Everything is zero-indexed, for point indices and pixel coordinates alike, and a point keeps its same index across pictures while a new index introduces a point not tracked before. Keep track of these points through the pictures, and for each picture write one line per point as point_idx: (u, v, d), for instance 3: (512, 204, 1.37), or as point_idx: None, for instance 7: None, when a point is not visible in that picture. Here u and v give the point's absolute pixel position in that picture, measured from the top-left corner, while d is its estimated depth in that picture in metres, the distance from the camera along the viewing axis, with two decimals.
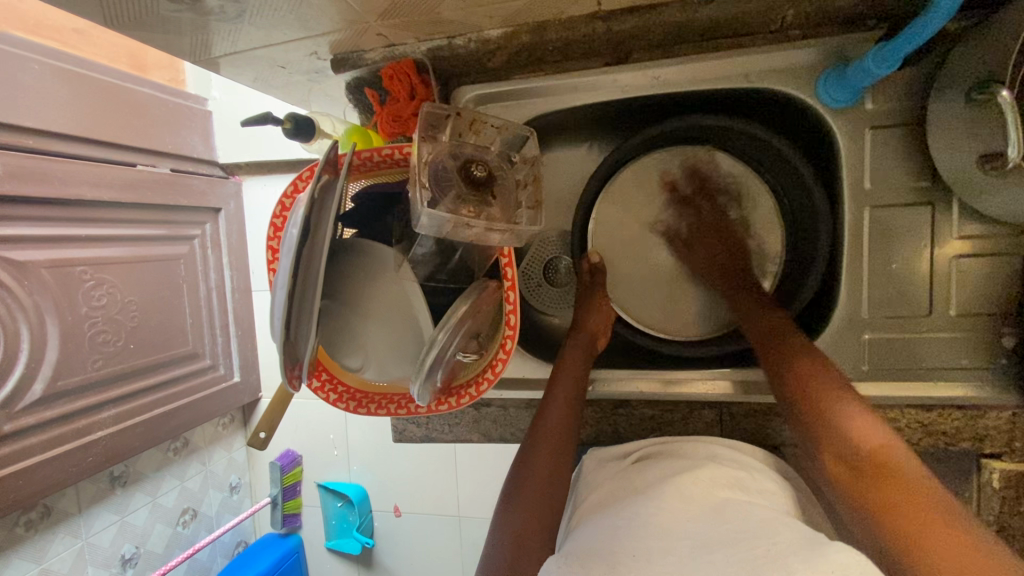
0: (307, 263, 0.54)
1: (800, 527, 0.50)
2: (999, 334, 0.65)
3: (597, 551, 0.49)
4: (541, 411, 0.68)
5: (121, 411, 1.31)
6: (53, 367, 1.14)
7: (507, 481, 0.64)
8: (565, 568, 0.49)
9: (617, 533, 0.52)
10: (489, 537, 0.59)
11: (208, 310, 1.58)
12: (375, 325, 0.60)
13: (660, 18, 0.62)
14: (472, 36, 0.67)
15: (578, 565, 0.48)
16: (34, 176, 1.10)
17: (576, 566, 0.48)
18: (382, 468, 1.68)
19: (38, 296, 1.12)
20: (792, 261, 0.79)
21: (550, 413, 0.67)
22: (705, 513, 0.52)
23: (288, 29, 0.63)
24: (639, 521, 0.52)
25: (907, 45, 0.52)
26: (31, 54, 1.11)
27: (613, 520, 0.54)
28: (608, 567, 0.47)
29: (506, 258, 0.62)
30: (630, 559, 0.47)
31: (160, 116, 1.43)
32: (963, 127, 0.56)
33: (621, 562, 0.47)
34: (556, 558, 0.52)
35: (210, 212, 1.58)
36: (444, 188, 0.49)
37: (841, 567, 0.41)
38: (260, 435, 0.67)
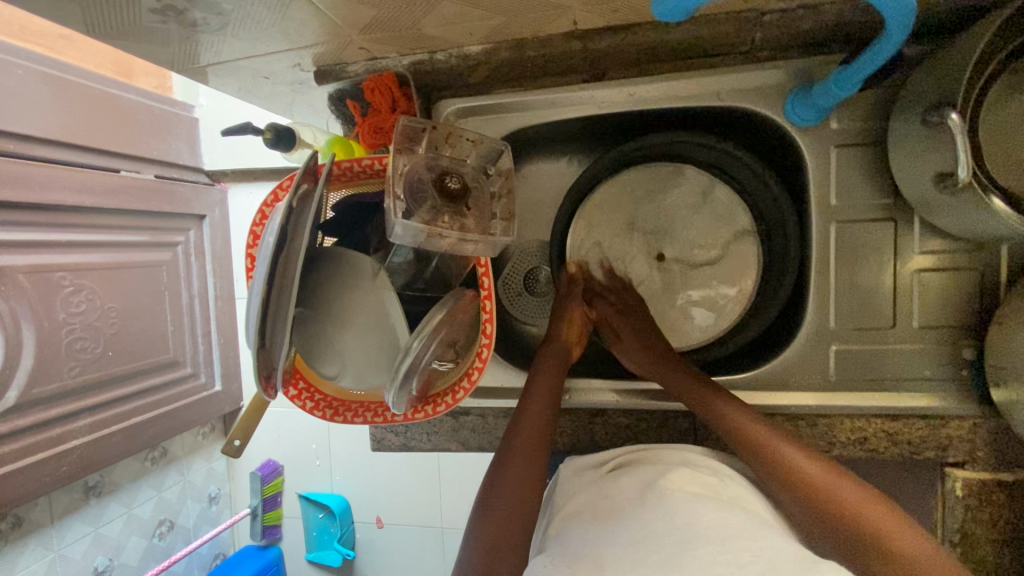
0: (283, 270, 0.55)
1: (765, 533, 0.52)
2: (959, 346, 0.68)
3: (578, 557, 0.50)
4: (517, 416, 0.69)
5: (97, 420, 1.29)
6: (29, 374, 1.12)
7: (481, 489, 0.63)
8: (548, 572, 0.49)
9: (599, 539, 0.53)
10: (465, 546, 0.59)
11: (190, 318, 1.56)
12: (352, 332, 0.61)
13: (634, 38, 0.65)
14: (453, 52, 0.68)
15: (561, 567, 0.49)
16: (15, 181, 1.09)
17: (558, 570, 0.49)
18: (364, 478, 1.67)
19: (15, 302, 1.10)
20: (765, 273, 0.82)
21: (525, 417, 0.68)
22: (687, 517, 0.52)
23: (271, 41, 0.64)
24: (619, 527, 0.54)
25: (865, 68, 0.55)
26: (15, 60, 1.11)
27: (593, 527, 0.56)
28: (591, 569, 0.48)
29: (483, 268, 0.64)
30: (615, 561, 0.48)
31: (146, 123, 1.43)
32: (919, 148, 0.58)
33: (605, 565, 0.48)
34: (540, 563, 0.52)
35: (194, 219, 1.58)
36: (418, 197, 0.50)
37: None
38: (235, 442, 0.67)
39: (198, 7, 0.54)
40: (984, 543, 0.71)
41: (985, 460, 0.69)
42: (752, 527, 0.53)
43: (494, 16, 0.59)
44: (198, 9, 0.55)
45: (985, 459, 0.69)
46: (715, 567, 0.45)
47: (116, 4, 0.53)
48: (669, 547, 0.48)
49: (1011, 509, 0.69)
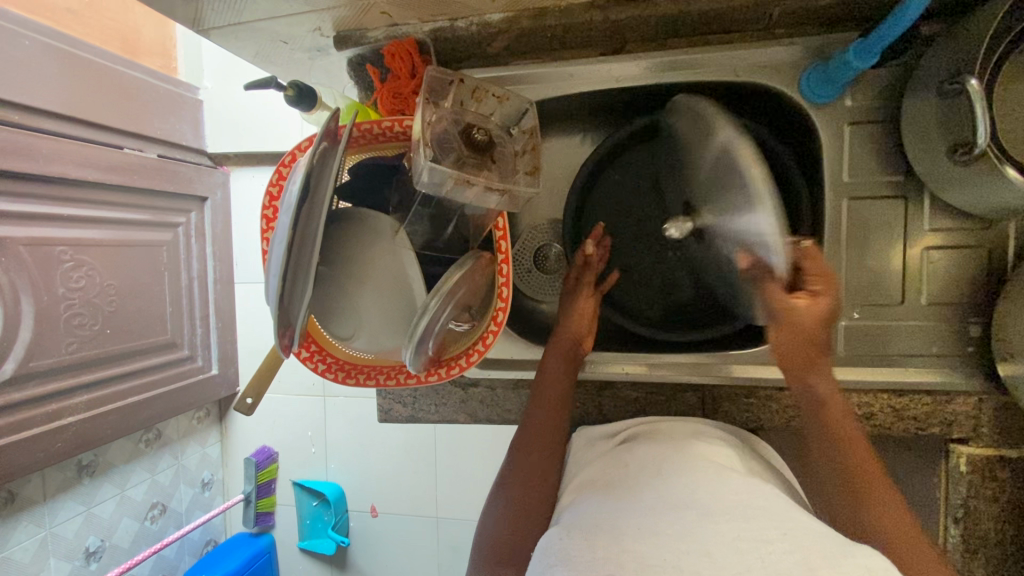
0: (305, 224, 0.54)
1: (777, 499, 0.53)
2: (966, 323, 0.69)
3: (597, 527, 0.50)
4: (536, 381, 0.71)
5: (94, 398, 1.28)
6: (27, 347, 1.11)
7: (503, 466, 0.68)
8: (569, 543, 0.49)
9: (618, 511, 0.52)
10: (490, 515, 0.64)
11: (190, 299, 1.55)
12: (369, 292, 0.61)
13: (654, 11, 0.65)
14: (474, 20, 0.69)
15: (580, 542, 0.49)
16: (19, 151, 1.08)
17: (580, 541, 0.49)
18: (360, 466, 1.66)
19: (14, 274, 1.09)
20: None
21: (543, 382, 0.71)
22: (702, 486, 0.53)
23: (293, 1, 0.64)
24: (637, 497, 0.54)
25: (884, 39, 0.56)
26: (23, 30, 1.11)
27: (611, 495, 0.56)
28: (611, 539, 0.47)
29: (500, 230, 0.65)
30: (635, 534, 0.47)
31: (151, 102, 1.42)
32: (932, 122, 0.60)
33: (625, 537, 0.47)
34: (558, 533, 0.52)
35: (196, 200, 1.57)
36: (445, 147, 0.50)
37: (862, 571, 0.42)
38: (247, 401, 0.67)
39: None
40: (985, 519, 0.72)
41: (988, 437, 0.70)
42: (764, 492, 0.53)
43: None
44: None
45: (988, 436, 0.70)
46: (740, 542, 0.45)
47: None
48: (690, 520, 0.48)
49: (1011, 487, 0.70)
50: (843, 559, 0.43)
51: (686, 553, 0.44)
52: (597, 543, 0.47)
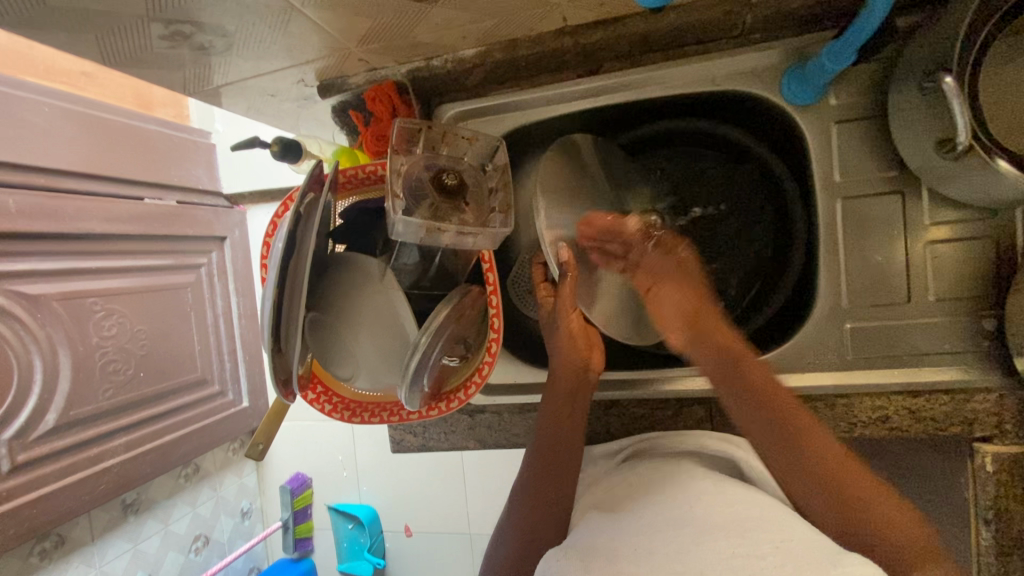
0: (294, 276, 0.56)
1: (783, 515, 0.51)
2: (978, 317, 0.66)
3: (592, 550, 0.50)
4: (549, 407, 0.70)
5: (132, 438, 1.34)
6: (66, 397, 1.17)
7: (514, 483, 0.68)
8: (563, 568, 0.49)
9: (616, 532, 0.52)
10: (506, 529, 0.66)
11: (217, 336, 1.60)
12: (364, 334, 0.63)
13: (624, 29, 0.65)
14: (448, 57, 0.70)
15: (575, 563, 0.49)
16: (47, 213, 1.15)
17: (573, 565, 0.49)
18: (391, 487, 1.69)
19: (50, 329, 1.15)
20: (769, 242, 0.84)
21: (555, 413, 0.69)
22: (704, 504, 0.53)
23: (274, 58, 0.67)
24: (640, 519, 0.53)
25: (855, 41, 0.55)
26: (41, 98, 1.17)
27: (613, 520, 0.55)
28: (605, 564, 0.47)
29: (486, 262, 0.65)
30: (627, 555, 0.48)
31: (165, 152, 1.49)
32: (919, 117, 0.58)
33: (619, 558, 0.48)
34: (554, 556, 0.52)
35: (215, 241, 1.63)
36: (417, 196, 0.52)
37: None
38: (259, 446, 0.70)
39: (203, 29, 0.57)
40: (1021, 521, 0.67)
41: (1013, 433, 0.67)
42: (770, 510, 0.52)
43: (484, 18, 0.62)
44: (204, 32, 0.58)
45: (1015, 433, 0.67)
46: (731, 559, 0.45)
47: (129, 33, 0.56)
48: (686, 539, 0.48)
49: None
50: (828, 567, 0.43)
51: None
52: (591, 569, 0.47)
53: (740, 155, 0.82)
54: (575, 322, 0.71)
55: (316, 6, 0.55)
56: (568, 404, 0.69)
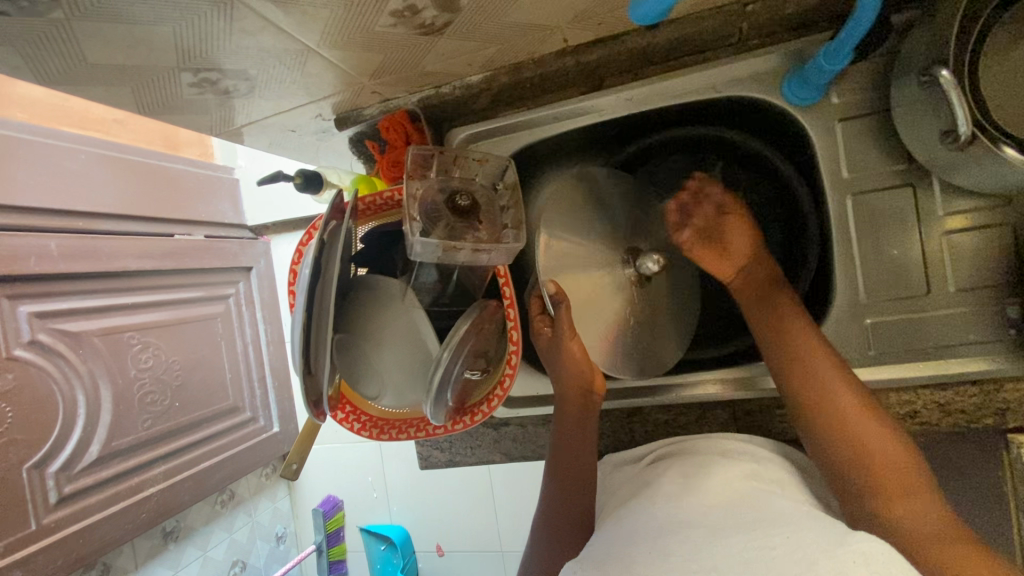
0: (320, 301, 0.59)
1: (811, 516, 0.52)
2: (1002, 305, 0.65)
3: (610, 555, 0.52)
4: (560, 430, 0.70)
5: (170, 467, 1.39)
6: (108, 429, 1.22)
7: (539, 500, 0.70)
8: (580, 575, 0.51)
9: (632, 534, 0.54)
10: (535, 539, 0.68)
11: (247, 363, 1.65)
12: (388, 353, 0.65)
13: (622, 46, 0.68)
14: (456, 84, 0.74)
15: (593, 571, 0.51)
16: (87, 254, 1.21)
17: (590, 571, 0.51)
18: (422, 506, 1.70)
19: (92, 363, 1.21)
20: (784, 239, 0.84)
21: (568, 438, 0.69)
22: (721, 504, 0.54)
23: (294, 97, 0.71)
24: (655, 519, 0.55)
25: (849, 40, 0.56)
26: (79, 147, 1.25)
27: (628, 522, 0.57)
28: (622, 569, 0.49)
29: (503, 278, 0.67)
30: (644, 558, 0.49)
31: (193, 189, 1.56)
32: (921, 110, 0.58)
33: (635, 562, 0.49)
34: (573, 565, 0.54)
35: (243, 272, 1.70)
36: (432, 218, 0.54)
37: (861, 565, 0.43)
38: (293, 467, 0.73)
39: (228, 75, 0.61)
40: None
41: None
42: (794, 510, 0.53)
43: (487, 45, 0.65)
44: (229, 77, 0.62)
45: None
46: (748, 553, 0.46)
47: (160, 84, 0.60)
48: (700, 539, 0.49)
49: None
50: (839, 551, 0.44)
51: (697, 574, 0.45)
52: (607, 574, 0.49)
53: (746, 158, 0.83)
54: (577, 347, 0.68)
55: (331, 46, 0.59)
56: (578, 419, 0.69)
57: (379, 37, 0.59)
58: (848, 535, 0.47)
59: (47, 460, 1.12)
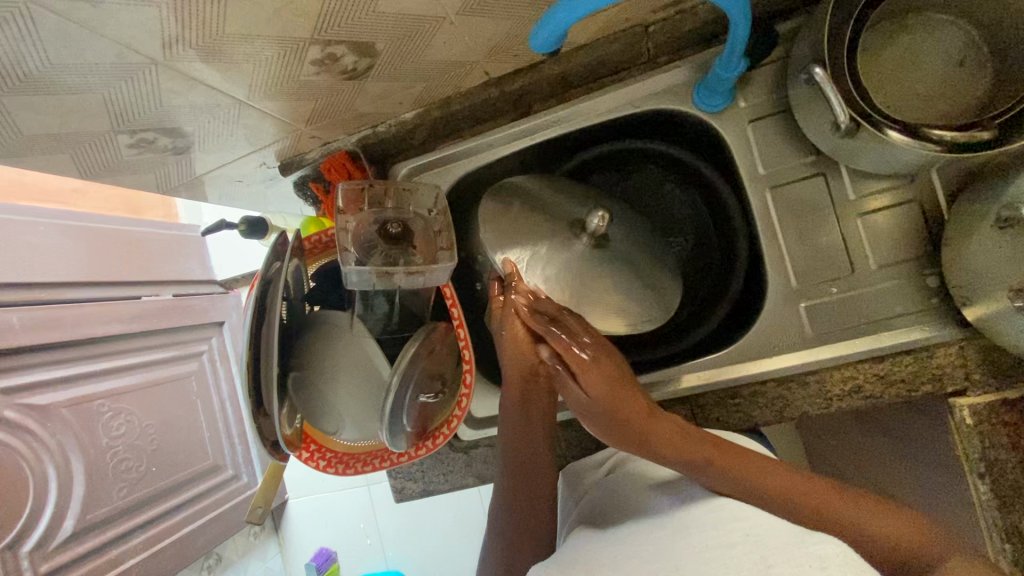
0: (266, 339, 0.61)
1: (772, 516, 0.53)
2: (922, 276, 0.69)
3: (577, 561, 0.54)
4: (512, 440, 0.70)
5: (150, 536, 1.35)
6: (82, 502, 1.19)
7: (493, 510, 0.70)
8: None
9: (604, 542, 0.56)
10: (490, 545, 0.69)
11: (224, 421, 1.62)
12: (342, 385, 0.66)
13: (541, 73, 0.73)
14: (391, 122, 0.78)
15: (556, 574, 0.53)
16: (51, 325, 1.20)
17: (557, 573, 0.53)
18: (414, 547, 1.67)
19: (62, 436, 1.18)
20: (719, 234, 0.86)
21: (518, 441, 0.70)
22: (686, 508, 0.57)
23: (236, 148, 0.74)
24: (627, 530, 0.57)
25: (736, 50, 0.61)
26: (38, 219, 1.26)
27: (598, 532, 0.59)
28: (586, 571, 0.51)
29: (450, 299, 0.69)
30: (609, 560, 0.52)
31: (158, 250, 1.57)
32: (815, 106, 0.63)
33: (600, 564, 0.52)
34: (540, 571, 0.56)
35: (213, 327, 1.69)
36: (367, 247, 0.56)
37: (816, 560, 0.44)
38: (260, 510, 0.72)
39: (166, 132, 0.64)
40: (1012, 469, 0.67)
41: (983, 383, 0.68)
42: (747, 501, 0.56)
43: (413, 84, 0.69)
44: (167, 135, 0.65)
45: (984, 381, 0.68)
46: (709, 552, 0.47)
47: (100, 147, 0.63)
48: (665, 539, 0.52)
49: None
50: (800, 547, 0.46)
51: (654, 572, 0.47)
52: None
53: (674, 164, 0.87)
54: (520, 327, 0.70)
55: (260, 97, 0.63)
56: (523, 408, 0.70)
57: (307, 85, 0.62)
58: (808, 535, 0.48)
59: (19, 540, 1.09)
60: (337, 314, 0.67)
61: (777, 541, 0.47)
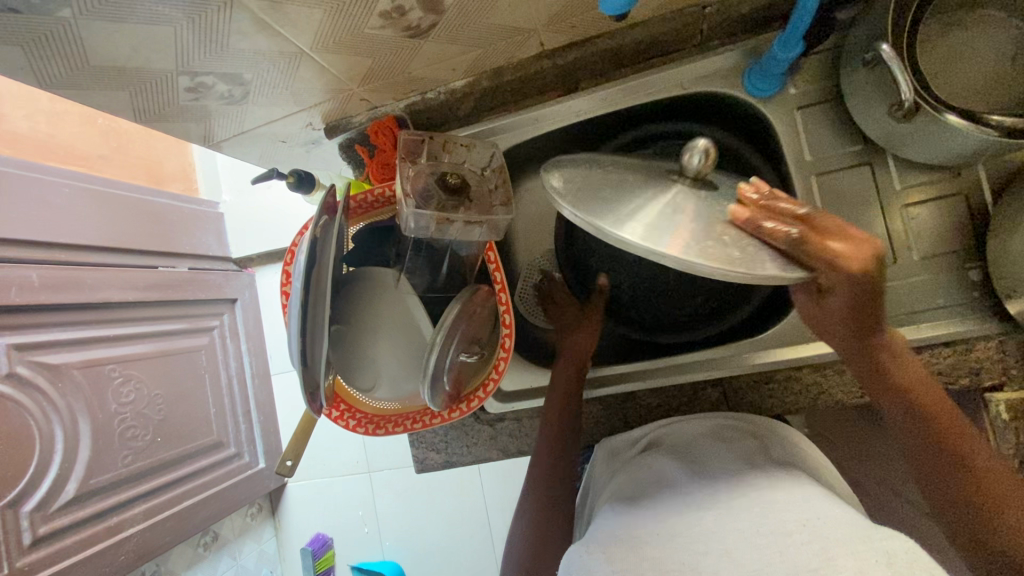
0: (317, 289, 0.60)
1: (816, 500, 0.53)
2: (965, 270, 0.69)
3: (618, 541, 0.54)
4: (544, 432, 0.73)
5: (150, 506, 1.33)
6: (87, 465, 1.18)
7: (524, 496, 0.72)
8: (589, 558, 0.53)
9: (644, 522, 0.56)
10: (519, 525, 0.70)
11: (231, 397, 1.61)
12: (383, 338, 0.66)
13: (595, 48, 0.74)
14: (441, 90, 0.79)
15: (599, 556, 0.53)
16: (68, 285, 1.19)
17: (600, 555, 0.53)
18: (414, 538, 1.65)
19: (71, 398, 1.17)
20: None
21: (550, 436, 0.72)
22: (726, 495, 0.56)
23: (285, 105, 0.74)
24: (665, 512, 0.57)
25: (797, 31, 0.62)
26: (63, 180, 1.26)
27: (633, 512, 0.59)
28: (629, 552, 0.52)
29: (493, 262, 0.71)
30: (653, 542, 0.52)
31: (177, 223, 1.57)
32: (872, 90, 0.63)
33: (644, 545, 0.52)
34: (579, 549, 0.56)
35: (227, 303, 1.68)
36: (426, 197, 0.58)
37: (879, 553, 0.44)
38: (288, 464, 0.73)
39: (223, 79, 0.64)
40: None
41: (1020, 378, 0.69)
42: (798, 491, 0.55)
43: (469, 49, 0.70)
44: (224, 82, 0.65)
45: (1020, 377, 0.69)
46: (759, 538, 0.49)
47: (158, 88, 0.63)
48: (711, 524, 0.52)
49: None
50: (861, 542, 0.46)
51: (706, 557, 0.48)
52: (618, 560, 0.51)
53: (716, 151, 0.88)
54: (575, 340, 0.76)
55: (323, 49, 0.63)
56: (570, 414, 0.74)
57: (368, 40, 0.63)
58: (873, 529, 0.48)
59: (22, 497, 1.07)
60: (382, 270, 0.68)
61: (838, 534, 0.47)
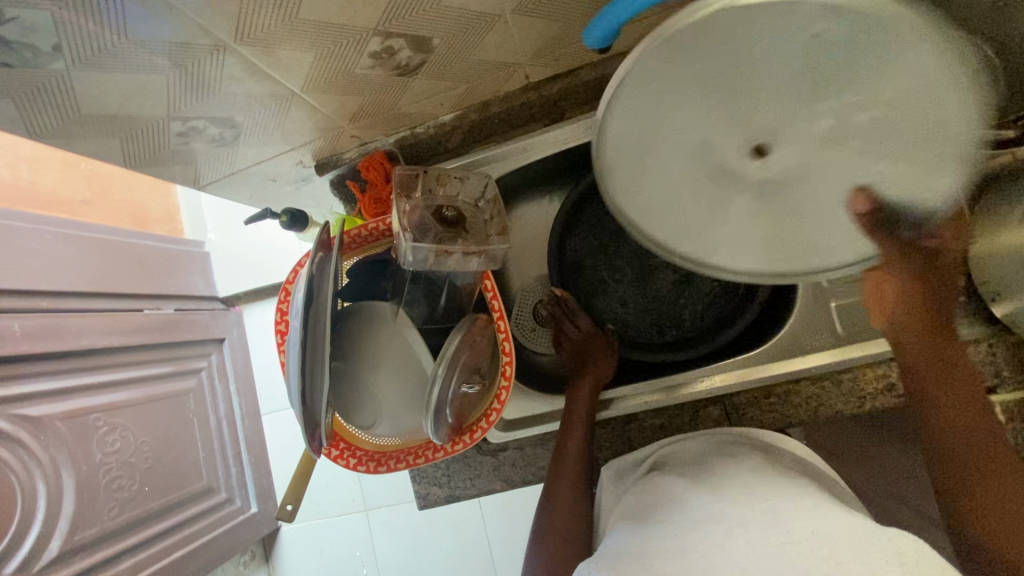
0: (314, 324, 0.60)
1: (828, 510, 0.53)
2: None
3: (630, 556, 0.54)
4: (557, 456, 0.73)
5: (138, 560, 1.27)
6: (71, 521, 1.13)
7: (535, 523, 0.70)
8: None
9: (653, 536, 0.56)
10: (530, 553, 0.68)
11: (221, 440, 1.57)
12: (384, 375, 0.66)
13: (578, 78, 0.76)
14: (430, 124, 0.80)
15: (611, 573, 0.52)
16: (51, 334, 1.16)
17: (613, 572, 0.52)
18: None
19: (53, 450, 1.13)
20: None
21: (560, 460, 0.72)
22: (729, 504, 0.56)
23: (276, 144, 0.75)
24: (672, 526, 0.56)
25: None
26: (45, 227, 1.24)
27: (642, 530, 0.58)
28: (641, 566, 0.51)
29: (491, 291, 0.72)
30: (666, 556, 0.51)
31: (163, 264, 1.55)
32: None
33: (654, 560, 0.51)
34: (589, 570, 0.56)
35: (215, 343, 1.65)
36: (423, 229, 0.59)
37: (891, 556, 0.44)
38: (288, 508, 0.71)
39: (215, 122, 0.65)
40: None
41: (1014, 380, 0.70)
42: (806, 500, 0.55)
43: (457, 84, 0.72)
44: (215, 125, 0.66)
45: (1014, 377, 0.70)
46: (770, 547, 0.48)
47: (148, 133, 0.63)
48: (719, 534, 0.51)
49: None
50: (871, 546, 0.46)
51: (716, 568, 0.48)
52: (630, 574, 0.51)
53: None
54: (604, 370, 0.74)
55: (314, 90, 0.64)
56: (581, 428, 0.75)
57: (359, 79, 0.64)
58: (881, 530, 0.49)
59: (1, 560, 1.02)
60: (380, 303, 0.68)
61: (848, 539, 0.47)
